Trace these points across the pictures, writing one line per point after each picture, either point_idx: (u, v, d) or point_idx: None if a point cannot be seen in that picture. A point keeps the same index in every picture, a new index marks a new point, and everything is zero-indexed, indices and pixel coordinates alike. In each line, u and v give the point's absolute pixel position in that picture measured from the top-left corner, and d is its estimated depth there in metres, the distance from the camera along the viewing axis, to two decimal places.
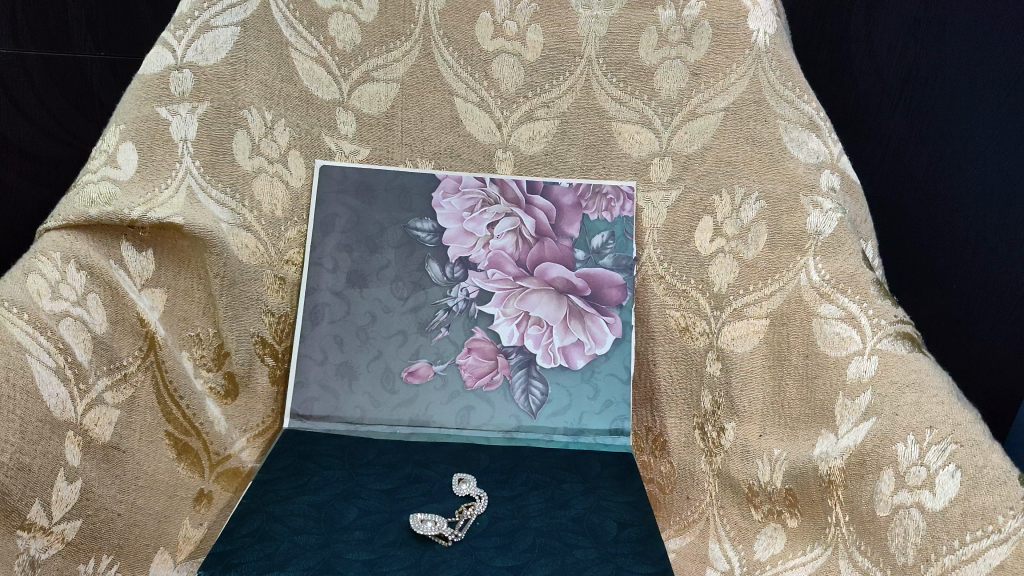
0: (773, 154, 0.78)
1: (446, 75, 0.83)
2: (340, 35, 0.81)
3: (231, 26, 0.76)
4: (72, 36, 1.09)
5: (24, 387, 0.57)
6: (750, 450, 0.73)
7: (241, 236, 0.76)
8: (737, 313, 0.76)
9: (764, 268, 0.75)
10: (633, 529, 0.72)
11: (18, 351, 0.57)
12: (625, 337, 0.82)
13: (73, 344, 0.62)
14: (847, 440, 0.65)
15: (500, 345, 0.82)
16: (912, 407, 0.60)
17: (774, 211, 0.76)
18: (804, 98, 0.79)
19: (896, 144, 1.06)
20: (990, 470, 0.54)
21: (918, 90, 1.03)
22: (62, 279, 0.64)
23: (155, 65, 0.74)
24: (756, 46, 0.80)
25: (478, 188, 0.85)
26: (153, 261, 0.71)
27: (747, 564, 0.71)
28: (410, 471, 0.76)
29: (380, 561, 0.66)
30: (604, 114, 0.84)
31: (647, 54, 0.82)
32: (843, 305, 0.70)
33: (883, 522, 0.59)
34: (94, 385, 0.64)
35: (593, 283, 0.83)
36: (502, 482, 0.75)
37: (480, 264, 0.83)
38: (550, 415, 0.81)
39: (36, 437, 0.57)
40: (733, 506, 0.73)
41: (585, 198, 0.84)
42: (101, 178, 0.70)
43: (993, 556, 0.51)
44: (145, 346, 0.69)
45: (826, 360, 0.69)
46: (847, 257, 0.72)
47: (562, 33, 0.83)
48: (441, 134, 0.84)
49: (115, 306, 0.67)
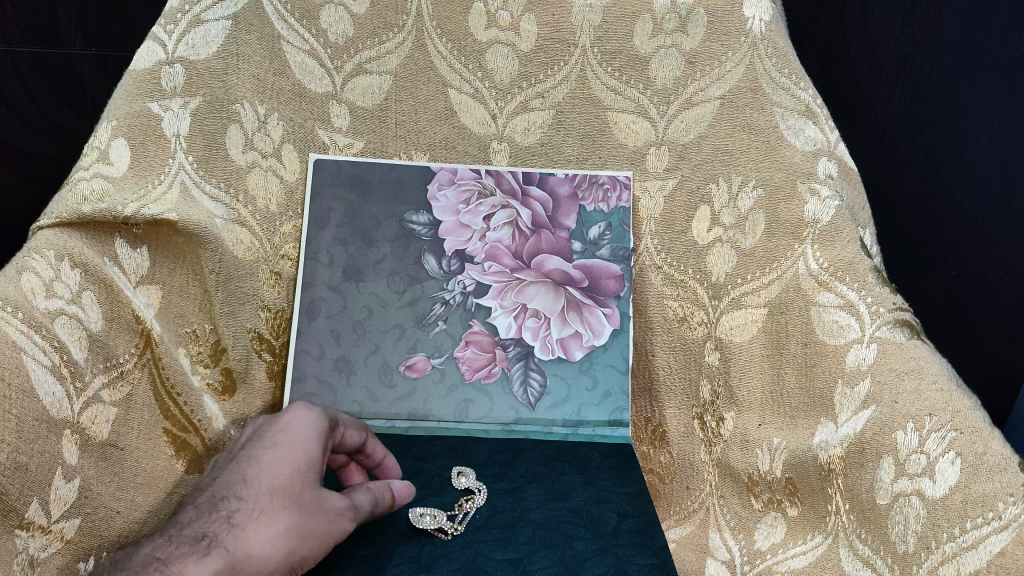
0: (770, 142, 0.77)
1: (440, 66, 0.83)
2: (332, 28, 0.81)
3: (222, 20, 0.76)
4: (63, 34, 1.08)
5: (20, 387, 0.57)
6: (749, 439, 0.73)
7: (235, 232, 0.76)
8: (735, 303, 0.76)
9: (762, 257, 0.75)
10: (634, 520, 0.72)
11: (12, 351, 0.57)
12: (624, 327, 0.81)
13: (69, 342, 0.62)
14: (847, 427, 0.64)
15: (498, 337, 0.81)
16: (912, 395, 0.60)
17: (772, 199, 0.76)
18: (800, 84, 0.78)
19: (893, 130, 1.06)
20: (990, 457, 0.54)
21: (915, 76, 1.02)
22: (56, 277, 0.63)
23: (145, 60, 0.74)
24: (752, 32, 0.80)
25: (474, 179, 0.84)
26: (148, 258, 0.71)
27: (748, 554, 0.70)
28: (409, 466, 0.76)
29: (380, 556, 0.65)
30: (599, 104, 0.83)
31: (642, 43, 0.82)
32: (842, 293, 0.69)
33: (883, 510, 0.59)
34: (91, 383, 0.64)
35: (590, 274, 0.82)
36: (502, 474, 0.76)
37: (477, 257, 0.83)
38: (549, 406, 0.80)
39: (33, 436, 0.57)
40: (733, 496, 0.73)
41: (582, 189, 0.84)
42: (93, 175, 0.70)
43: (994, 543, 0.51)
44: (141, 343, 0.69)
45: (825, 348, 0.68)
46: (845, 245, 0.71)
47: (556, 23, 0.82)
48: (435, 126, 0.84)
49: (110, 304, 0.67)
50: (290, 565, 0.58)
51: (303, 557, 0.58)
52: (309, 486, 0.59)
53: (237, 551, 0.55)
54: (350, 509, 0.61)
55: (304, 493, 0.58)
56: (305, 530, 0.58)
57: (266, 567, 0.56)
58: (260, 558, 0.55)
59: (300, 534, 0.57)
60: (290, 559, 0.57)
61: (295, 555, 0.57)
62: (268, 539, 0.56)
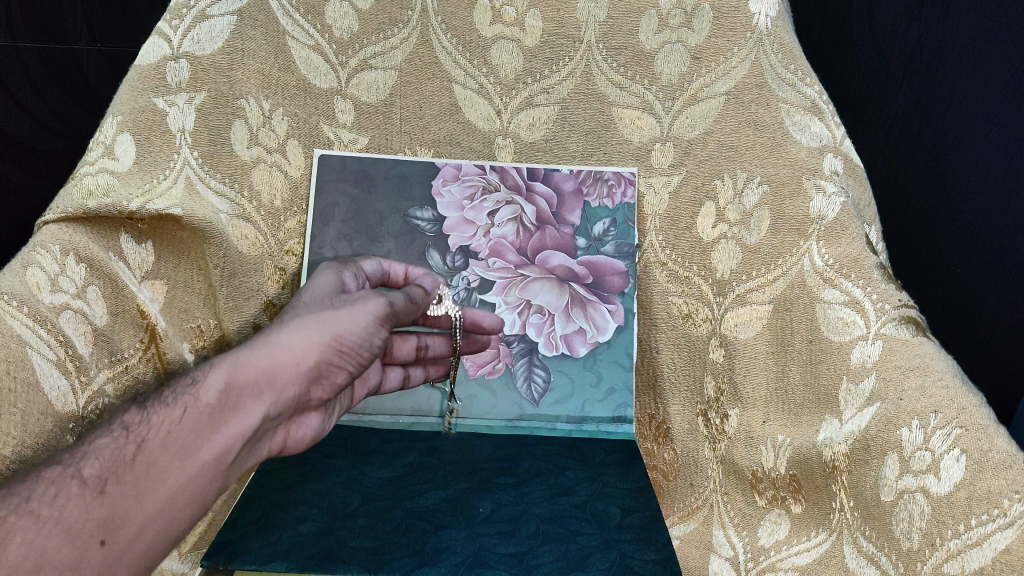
0: (775, 139, 0.77)
1: (445, 62, 0.83)
2: (337, 23, 0.80)
3: (227, 16, 0.76)
4: (68, 29, 1.09)
5: (24, 379, 0.58)
6: (753, 436, 0.72)
7: (240, 227, 0.76)
8: (740, 300, 0.76)
9: (767, 253, 0.75)
10: (637, 515, 0.69)
11: (18, 344, 0.59)
12: (628, 324, 0.81)
13: (74, 336, 0.63)
14: (851, 425, 0.64)
15: (501, 334, 0.81)
16: (917, 391, 0.60)
17: (777, 195, 0.75)
18: (806, 80, 0.78)
19: (899, 126, 1.05)
20: (995, 454, 0.54)
21: (921, 71, 1.02)
22: (61, 271, 0.64)
23: (150, 56, 0.74)
24: (758, 28, 0.80)
25: (478, 176, 0.84)
26: (153, 253, 0.71)
27: (751, 551, 0.70)
28: (412, 459, 0.74)
29: (384, 548, 0.63)
30: (604, 99, 0.83)
31: (647, 39, 0.82)
32: (847, 290, 0.69)
33: (888, 507, 0.59)
34: (95, 378, 0.64)
35: (594, 270, 0.82)
36: (506, 470, 0.74)
37: (481, 253, 0.82)
38: (553, 402, 0.80)
39: (38, 430, 0.58)
40: (738, 493, 0.73)
41: (586, 185, 0.83)
42: (99, 169, 0.70)
43: (1000, 540, 0.51)
44: (146, 338, 0.70)
45: (829, 345, 0.68)
46: (851, 242, 0.71)
47: (561, 18, 0.82)
48: (440, 122, 0.84)
49: (115, 298, 0.67)
50: (328, 341, 0.61)
51: (334, 336, 0.62)
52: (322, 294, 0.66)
53: (258, 339, 0.61)
54: (375, 294, 0.65)
55: (320, 297, 0.66)
56: (323, 316, 0.62)
57: (295, 341, 0.61)
58: (284, 336, 0.61)
59: (319, 318, 0.62)
60: (319, 338, 0.61)
61: (322, 334, 0.61)
62: (288, 326, 0.62)
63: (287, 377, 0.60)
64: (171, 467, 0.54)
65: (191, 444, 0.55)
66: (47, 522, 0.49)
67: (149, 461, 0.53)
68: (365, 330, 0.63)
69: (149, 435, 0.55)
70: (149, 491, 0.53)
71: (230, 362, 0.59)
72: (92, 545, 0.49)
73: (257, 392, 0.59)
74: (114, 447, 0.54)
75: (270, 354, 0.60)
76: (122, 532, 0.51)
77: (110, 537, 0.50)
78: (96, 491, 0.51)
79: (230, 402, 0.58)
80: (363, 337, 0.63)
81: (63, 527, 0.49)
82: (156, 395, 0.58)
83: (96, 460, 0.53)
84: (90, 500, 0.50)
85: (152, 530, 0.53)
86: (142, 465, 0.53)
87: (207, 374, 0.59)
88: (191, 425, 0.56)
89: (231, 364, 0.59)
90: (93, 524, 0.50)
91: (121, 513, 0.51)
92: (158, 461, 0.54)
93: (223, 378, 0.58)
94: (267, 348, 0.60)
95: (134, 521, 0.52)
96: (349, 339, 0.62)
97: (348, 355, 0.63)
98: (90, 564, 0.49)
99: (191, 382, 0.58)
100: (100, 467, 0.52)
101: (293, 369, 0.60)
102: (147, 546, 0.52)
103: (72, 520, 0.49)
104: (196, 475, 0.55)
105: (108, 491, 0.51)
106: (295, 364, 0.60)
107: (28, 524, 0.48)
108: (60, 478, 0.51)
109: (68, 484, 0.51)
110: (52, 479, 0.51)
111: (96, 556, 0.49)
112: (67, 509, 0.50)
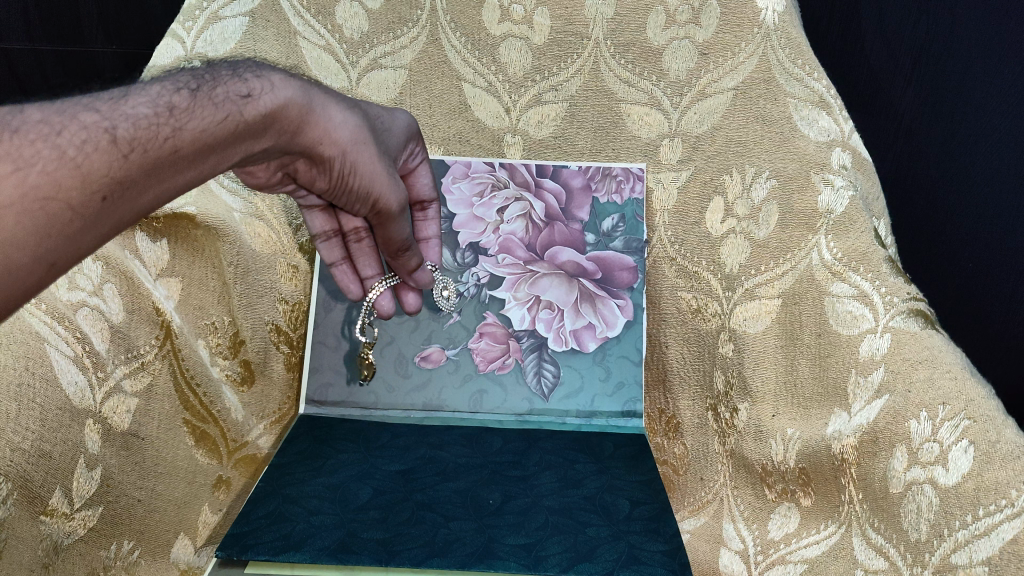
0: (782, 133, 0.78)
1: (454, 60, 0.84)
2: (347, 23, 0.82)
3: (239, 17, 0.80)
4: (84, 31, 1.12)
5: (43, 375, 0.60)
6: (763, 430, 0.72)
7: (254, 225, 0.80)
8: (749, 294, 0.76)
9: (776, 247, 0.75)
10: (647, 507, 0.69)
11: (36, 341, 0.61)
12: (636, 318, 0.81)
13: (91, 333, 0.66)
14: (860, 418, 0.64)
15: (511, 329, 0.81)
16: (925, 383, 0.61)
17: (786, 190, 0.76)
18: (814, 75, 0.78)
19: (909, 120, 1.05)
20: (1003, 445, 0.55)
21: (931, 66, 1.02)
22: (79, 270, 0.68)
23: (166, 56, 0.78)
24: (766, 24, 0.80)
25: (488, 172, 0.84)
26: (167, 251, 0.75)
27: (760, 544, 0.70)
28: (423, 453, 0.74)
29: (395, 540, 0.63)
30: (612, 96, 0.84)
31: (655, 35, 0.82)
32: (855, 284, 0.70)
33: (895, 498, 0.59)
34: (112, 373, 0.67)
35: (603, 266, 0.82)
36: (514, 463, 0.73)
37: (491, 249, 0.82)
38: (562, 397, 0.80)
39: (56, 425, 0.60)
40: (748, 487, 0.73)
41: (595, 181, 0.83)
42: None
43: (1006, 530, 0.51)
44: (161, 335, 0.72)
45: (838, 339, 0.68)
46: (860, 235, 0.72)
47: (569, 16, 0.83)
48: (450, 119, 0.84)
49: (130, 296, 0.70)
50: (350, 170, 0.57)
51: (356, 158, 0.57)
52: (391, 135, 0.62)
53: (313, 93, 0.53)
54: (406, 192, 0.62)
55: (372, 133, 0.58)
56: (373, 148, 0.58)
57: (334, 137, 0.55)
58: (332, 124, 0.54)
59: (365, 134, 0.57)
60: (348, 150, 0.56)
61: (355, 146, 0.56)
62: (336, 125, 0.55)
63: (305, 147, 0.54)
64: (183, 162, 0.46)
65: (206, 150, 0.47)
66: (68, 152, 0.40)
67: (176, 150, 0.45)
68: (374, 191, 0.59)
69: (187, 125, 0.45)
70: (156, 175, 0.44)
71: (285, 92, 0.51)
72: (94, 196, 0.41)
73: (276, 136, 0.52)
74: (147, 118, 0.44)
75: (316, 116, 0.53)
76: (123, 197, 0.43)
77: (114, 196, 0.42)
78: (120, 154, 0.42)
79: (261, 129, 0.50)
80: (369, 193, 0.59)
81: (81, 169, 0.40)
82: (205, 78, 0.48)
83: (123, 117, 0.43)
84: (113, 159, 0.41)
85: (135, 210, 0.44)
86: (168, 149, 0.44)
87: (255, 87, 0.50)
88: (215, 136, 0.47)
89: (290, 95, 0.51)
90: (108, 179, 0.41)
91: (132, 182, 0.43)
92: (181, 152, 0.45)
93: (277, 106, 0.50)
94: (323, 112, 0.54)
95: (127, 200, 0.43)
96: (360, 178, 0.58)
97: (345, 181, 0.58)
98: (88, 217, 0.41)
99: (243, 93, 0.49)
100: (131, 132, 0.43)
101: (316, 146, 0.54)
102: (115, 222, 0.43)
103: (93, 167, 0.40)
104: (187, 184, 0.47)
105: (131, 160, 0.42)
106: (318, 145, 0.54)
107: (51, 157, 0.39)
108: (91, 125, 0.42)
109: (96, 135, 0.41)
110: (81, 120, 0.41)
111: (92, 212, 0.41)
112: (88, 154, 0.41)
